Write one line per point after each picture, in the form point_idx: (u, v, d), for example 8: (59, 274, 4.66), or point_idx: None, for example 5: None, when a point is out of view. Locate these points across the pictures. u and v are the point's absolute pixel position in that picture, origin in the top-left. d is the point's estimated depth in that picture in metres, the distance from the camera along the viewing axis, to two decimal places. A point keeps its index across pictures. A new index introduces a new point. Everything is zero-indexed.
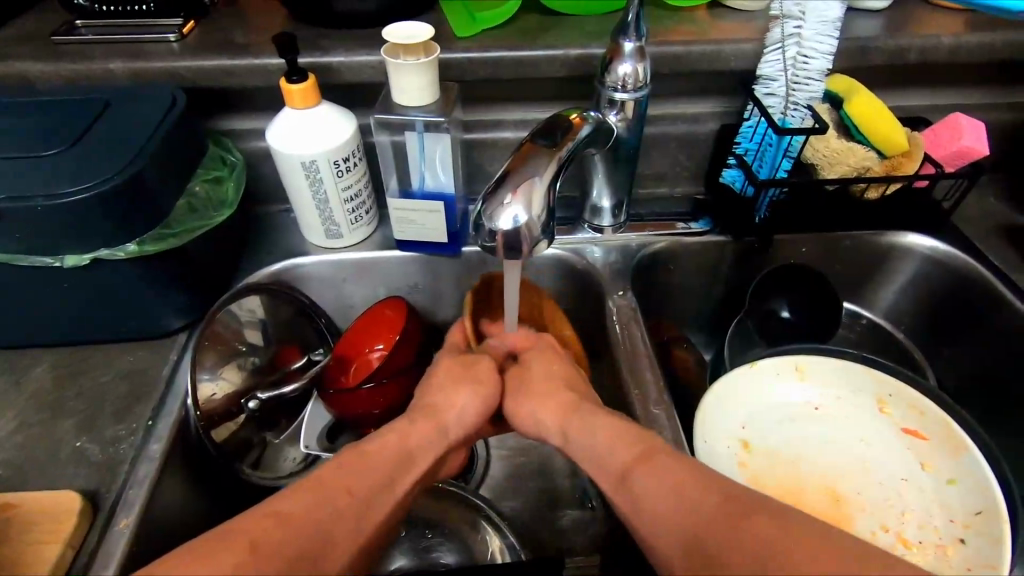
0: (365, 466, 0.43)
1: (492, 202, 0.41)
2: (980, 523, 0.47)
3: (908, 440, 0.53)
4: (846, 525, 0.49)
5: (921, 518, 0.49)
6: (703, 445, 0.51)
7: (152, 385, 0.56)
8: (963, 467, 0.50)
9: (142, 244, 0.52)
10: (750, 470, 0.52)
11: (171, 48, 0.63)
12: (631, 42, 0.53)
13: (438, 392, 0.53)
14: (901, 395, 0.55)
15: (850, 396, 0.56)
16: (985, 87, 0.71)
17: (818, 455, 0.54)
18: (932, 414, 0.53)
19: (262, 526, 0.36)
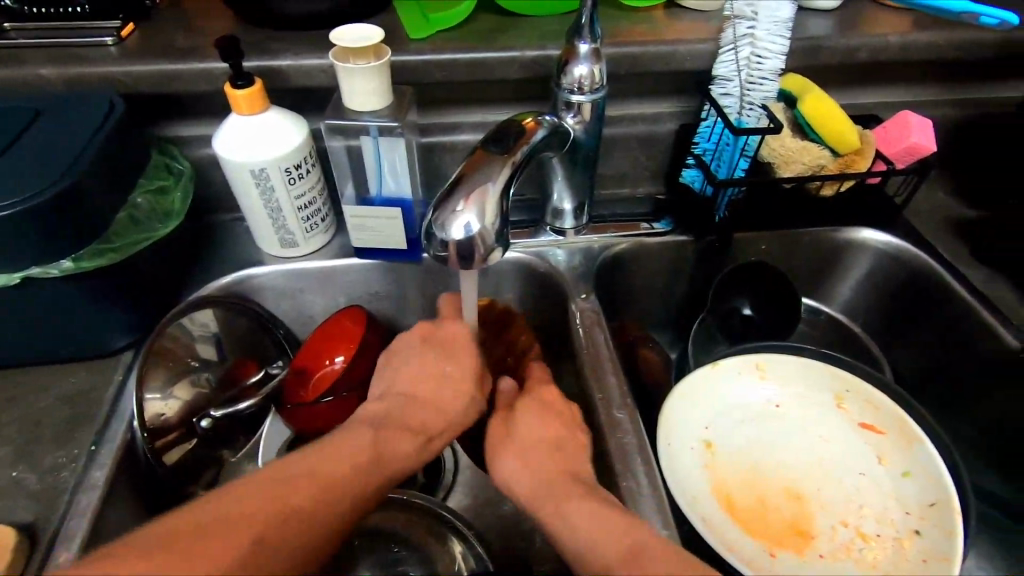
0: (365, 468, 0.42)
1: (444, 211, 0.40)
2: (935, 514, 0.48)
3: (865, 434, 0.54)
4: (806, 522, 0.50)
5: (877, 511, 0.50)
6: (664, 450, 0.51)
7: (96, 407, 0.54)
8: (917, 459, 0.51)
9: (77, 261, 0.50)
10: (713, 471, 0.52)
11: (108, 52, 0.60)
12: (585, 43, 0.53)
13: (438, 394, 0.50)
14: (857, 390, 0.56)
15: (808, 394, 0.57)
16: (932, 84, 0.73)
17: (779, 453, 0.54)
18: (886, 408, 0.54)
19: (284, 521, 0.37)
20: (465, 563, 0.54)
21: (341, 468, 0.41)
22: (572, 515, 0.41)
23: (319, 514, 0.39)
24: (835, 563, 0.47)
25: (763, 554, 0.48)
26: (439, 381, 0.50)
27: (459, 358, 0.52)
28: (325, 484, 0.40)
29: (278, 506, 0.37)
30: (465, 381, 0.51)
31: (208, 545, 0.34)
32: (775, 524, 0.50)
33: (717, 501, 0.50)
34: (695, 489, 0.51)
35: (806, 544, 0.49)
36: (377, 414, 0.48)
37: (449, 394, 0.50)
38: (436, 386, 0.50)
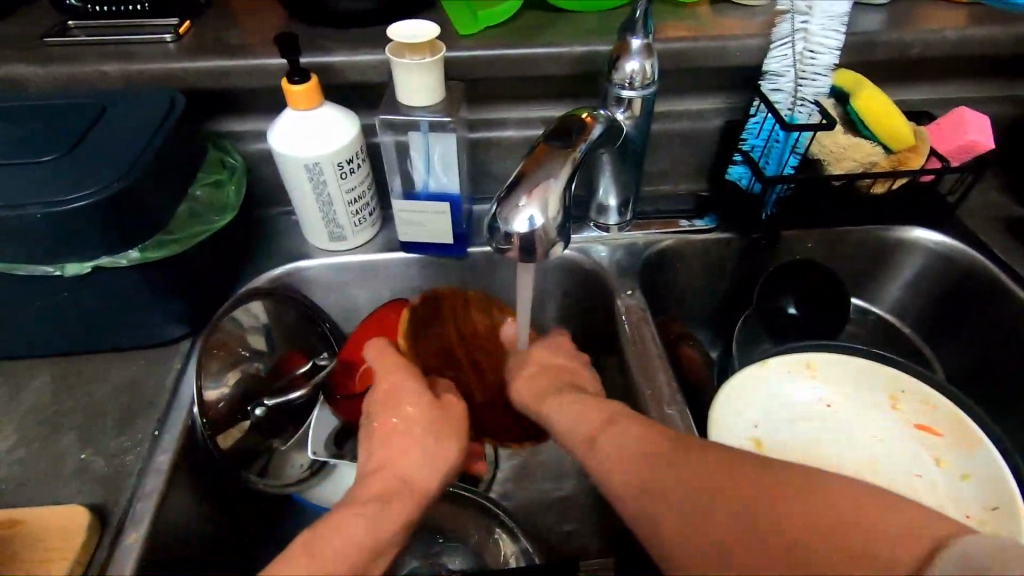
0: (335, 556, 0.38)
1: (507, 205, 0.40)
2: (998, 518, 0.47)
3: (920, 435, 0.53)
4: None
5: (937, 514, 0.49)
6: None
7: (157, 394, 0.56)
8: (975, 462, 0.50)
9: (143, 252, 0.51)
10: None
11: (166, 49, 0.61)
12: (638, 39, 0.53)
13: (402, 441, 0.47)
14: (913, 390, 0.55)
15: (860, 394, 0.56)
16: (988, 80, 0.71)
17: (830, 454, 0.53)
18: (944, 409, 0.53)
19: None
20: (511, 556, 0.54)
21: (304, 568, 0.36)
22: (552, 405, 0.48)
23: None
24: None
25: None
26: (399, 428, 0.48)
27: (411, 396, 0.49)
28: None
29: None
30: (425, 405, 0.49)
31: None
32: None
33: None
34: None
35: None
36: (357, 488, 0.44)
37: (413, 436, 0.47)
38: (402, 441, 0.47)
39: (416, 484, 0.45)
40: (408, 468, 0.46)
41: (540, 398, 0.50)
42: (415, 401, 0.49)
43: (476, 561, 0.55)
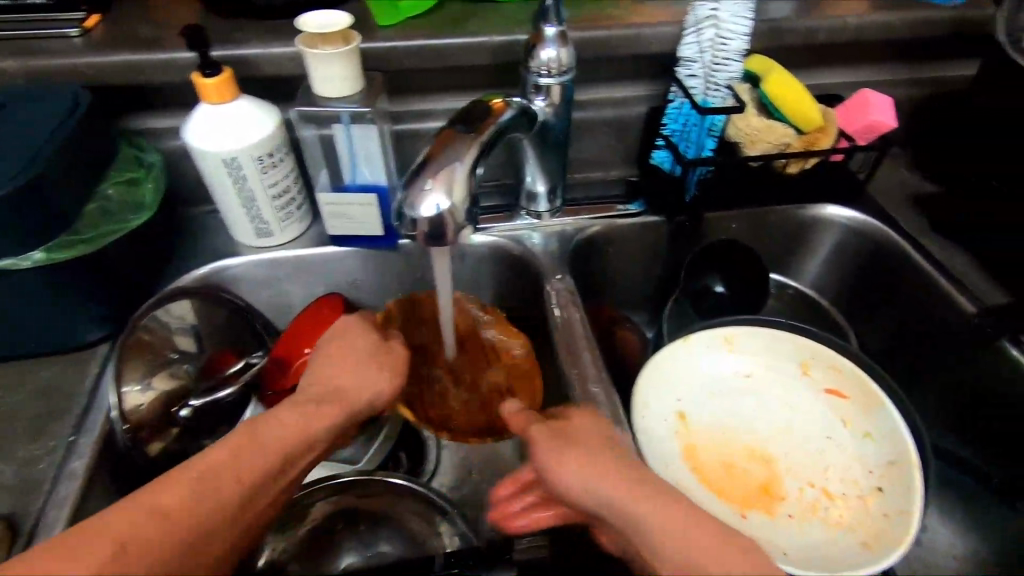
0: (254, 464, 0.38)
1: (412, 191, 0.41)
2: (894, 471, 0.51)
3: (829, 398, 0.56)
4: (776, 486, 0.53)
5: (842, 472, 0.53)
6: (640, 423, 0.53)
7: (71, 400, 0.54)
8: (877, 421, 0.54)
9: (49, 252, 0.50)
10: (687, 442, 0.54)
11: (73, 43, 0.59)
12: (552, 26, 0.54)
13: (344, 371, 0.48)
14: (821, 356, 0.57)
15: (775, 364, 0.59)
16: (893, 64, 0.75)
17: (747, 422, 0.56)
18: (849, 372, 0.56)
19: (140, 526, 0.32)
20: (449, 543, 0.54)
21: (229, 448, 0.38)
22: (570, 461, 0.44)
23: (177, 524, 0.33)
24: (802, 522, 0.50)
25: (734, 515, 0.50)
26: (335, 360, 0.49)
27: (354, 340, 0.51)
28: (223, 470, 0.36)
29: (177, 496, 0.34)
30: (365, 357, 0.49)
31: (102, 545, 0.31)
32: (744, 488, 0.52)
33: (690, 470, 0.52)
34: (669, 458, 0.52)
35: (774, 505, 0.51)
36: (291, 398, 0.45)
37: (354, 367, 0.48)
38: (336, 364, 0.48)
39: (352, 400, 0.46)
40: (341, 381, 0.47)
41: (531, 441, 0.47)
42: (356, 345, 0.50)
43: (414, 549, 0.55)
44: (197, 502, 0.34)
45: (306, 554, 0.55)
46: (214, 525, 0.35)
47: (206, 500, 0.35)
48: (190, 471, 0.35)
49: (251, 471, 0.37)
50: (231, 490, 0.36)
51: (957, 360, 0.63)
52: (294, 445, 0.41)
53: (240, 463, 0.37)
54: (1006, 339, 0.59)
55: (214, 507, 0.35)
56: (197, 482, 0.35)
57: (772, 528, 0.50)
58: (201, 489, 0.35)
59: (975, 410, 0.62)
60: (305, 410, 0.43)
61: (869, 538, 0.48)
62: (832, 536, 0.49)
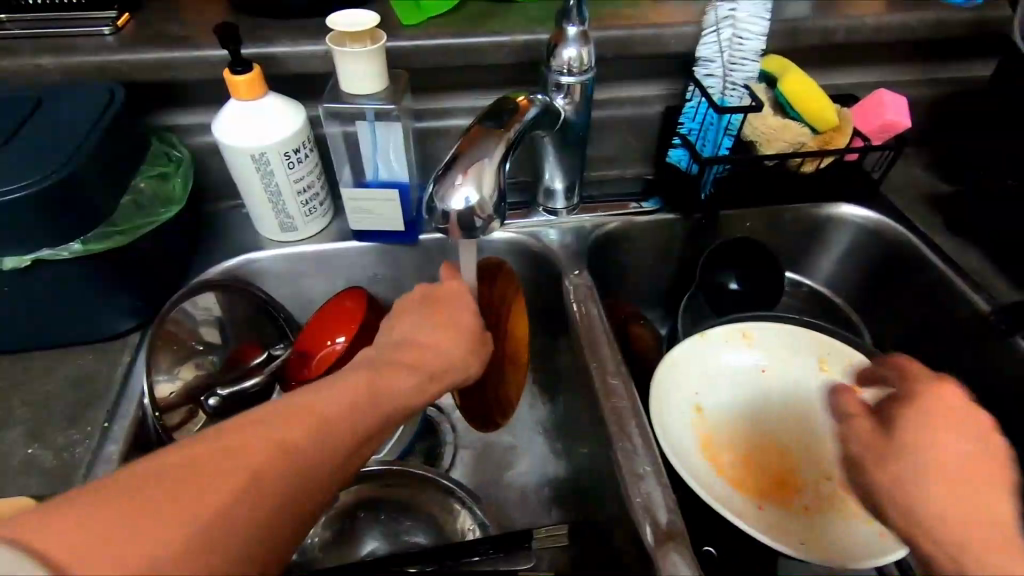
0: (350, 416, 0.35)
1: (443, 185, 0.43)
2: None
3: None
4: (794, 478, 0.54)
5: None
6: (658, 413, 0.54)
7: (104, 388, 0.56)
8: None
9: (85, 243, 0.51)
10: (705, 434, 0.55)
11: (105, 41, 0.61)
12: (574, 26, 0.55)
13: (426, 341, 0.45)
14: (837, 353, 0.59)
15: (792, 359, 0.60)
16: (908, 64, 0.75)
17: (765, 415, 0.57)
18: (864, 367, 0.57)
19: (239, 467, 0.29)
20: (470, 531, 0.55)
21: (311, 399, 0.35)
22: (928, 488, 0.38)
23: (274, 474, 0.30)
24: (819, 512, 0.51)
25: (752, 505, 0.51)
26: (420, 326, 0.46)
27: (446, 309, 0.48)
28: (314, 432, 0.33)
29: (264, 449, 0.30)
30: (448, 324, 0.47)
31: (176, 498, 0.27)
32: (761, 479, 0.53)
33: (708, 460, 0.54)
34: (688, 449, 0.53)
35: (791, 496, 0.53)
36: (370, 358, 0.42)
37: (444, 334, 0.46)
38: (418, 330, 0.46)
39: (436, 370, 0.43)
40: (424, 350, 0.44)
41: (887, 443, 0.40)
42: (447, 315, 0.47)
43: (436, 536, 0.56)
44: (281, 458, 0.31)
45: (333, 537, 0.57)
46: (307, 481, 0.32)
47: (290, 461, 0.31)
48: (283, 413, 0.33)
49: (335, 434, 0.34)
50: (321, 449, 0.33)
51: (972, 356, 0.63)
52: (380, 410, 0.37)
53: (328, 423, 0.34)
54: (1019, 336, 0.59)
55: (298, 469, 0.31)
56: (281, 433, 0.32)
57: (788, 517, 0.51)
58: (286, 446, 0.31)
59: (987, 407, 0.63)
60: (391, 374, 0.40)
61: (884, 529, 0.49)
62: (848, 526, 0.50)
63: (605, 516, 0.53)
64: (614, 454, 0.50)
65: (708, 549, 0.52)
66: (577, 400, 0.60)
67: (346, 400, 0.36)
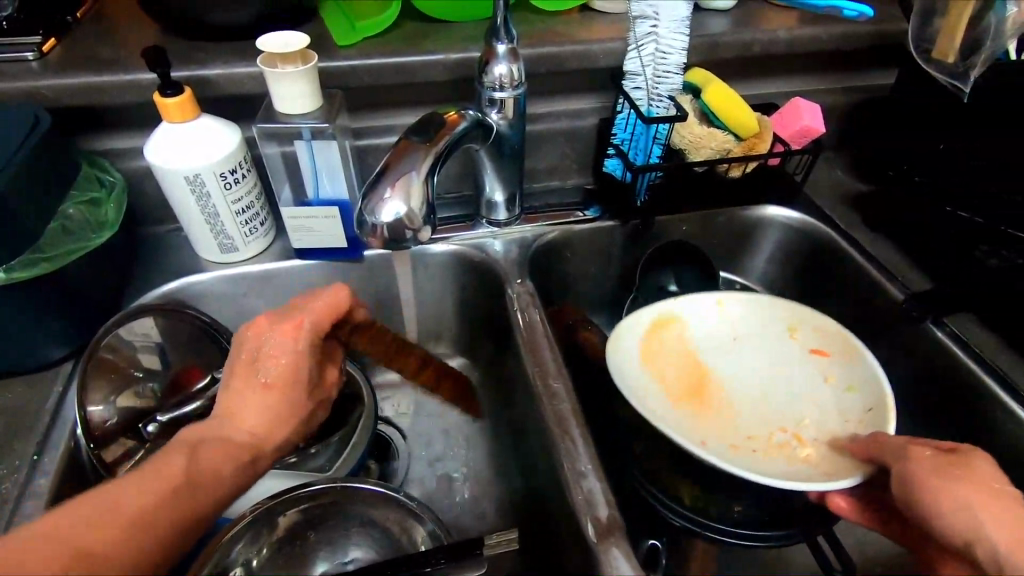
0: (179, 482, 0.38)
1: (373, 198, 0.45)
2: (869, 417, 0.56)
3: (815, 358, 0.63)
4: (750, 428, 0.59)
5: (819, 420, 0.59)
6: (617, 355, 0.60)
7: (33, 420, 0.54)
8: (858, 374, 0.60)
9: (8, 269, 0.50)
10: (670, 384, 0.61)
11: (30, 67, 0.60)
12: (503, 44, 0.57)
13: (256, 409, 0.46)
14: (808, 321, 0.65)
15: (764, 327, 0.66)
16: (823, 74, 0.81)
17: (734, 377, 0.64)
18: (832, 332, 0.63)
19: (57, 550, 0.33)
20: (421, 540, 0.55)
21: (129, 480, 0.37)
22: (989, 503, 0.43)
23: (93, 552, 0.33)
24: (770, 458, 0.56)
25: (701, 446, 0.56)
26: (243, 392, 0.46)
27: (274, 370, 0.48)
28: (129, 514, 0.35)
29: (69, 543, 0.33)
30: (280, 389, 0.47)
31: None
32: (713, 423, 0.60)
33: (666, 405, 0.59)
34: (651, 394, 0.59)
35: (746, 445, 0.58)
36: (196, 430, 0.43)
37: (269, 397, 0.46)
38: (241, 391, 0.46)
39: (255, 437, 0.44)
40: (245, 422, 0.45)
41: (972, 462, 0.46)
42: (272, 372, 0.48)
43: (389, 545, 0.57)
44: (89, 549, 0.33)
45: (278, 557, 0.56)
46: (135, 544, 0.35)
47: (106, 544, 0.34)
48: (99, 491, 0.36)
49: (160, 505, 0.36)
50: (145, 512, 0.36)
51: (891, 344, 0.68)
52: (204, 475, 0.39)
53: (143, 513, 0.35)
54: (930, 321, 0.64)
55: (118, 546, 0.34)
56: (84, 529, 0.34)
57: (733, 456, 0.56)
58: (91, 538, 0.34)
59: (909, 393, 0.67)
60: (213, 442, 0.42)
61: (828, 472, 0.53)
62: (794, 467, 0.55)
63: (550, 519, 0.55)
64: (557, 454, 0.51)
65: (650, 543, 0.57)
66: (522, 406, 0.61)
67: (160, 476, 0.37)
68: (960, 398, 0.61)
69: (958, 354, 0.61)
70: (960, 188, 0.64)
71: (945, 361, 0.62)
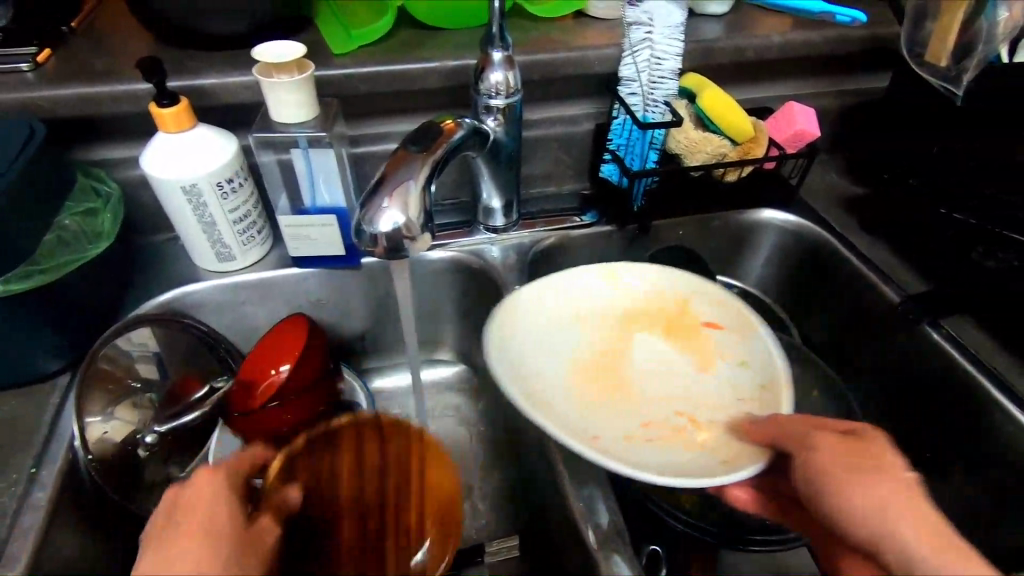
0: None
1: (370, 208, 0.45)
2: (765, 395, 0.54)
3: (709, 331, 0.61)
4: (644, 407, 0.56)
5: (715, 402, 0.56)
6: (501, 331, 0.56)
7: (32, 433, 0.54)
8: (753, 349, 0.58)
9: (6, 283, 0.50)
10: (565, 361, 0.59)
11: (24, 78, 0.60)
12: (498, 51, 0.57)
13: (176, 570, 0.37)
14: (706, 294, 0.63)
15: (652, 303, 0.64)
16: (817, 78, 0.81)
17: (628, 353, 0.61)
18: (732, 305, 0.61)
19: None
20: None
21: None
22: (886, 489, 0.38)
23: None
24: (662, 441, 0.52)
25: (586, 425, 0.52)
26: (155, 565, 0.38)
27: (191, 517, 0.41)
28: None
29: None
30: (199, 539, 0.39)
31: None
32: (603, 400, 0.56)
33: (555, 384, 0.56)
34: (543, 372, 0.56)
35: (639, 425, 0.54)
36: None
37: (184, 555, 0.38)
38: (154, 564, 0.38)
39: None
40: None
41: (877, 445, 0.41)
42: (187, 523, 0.40)
43: None
44: None
45: None
46: None
47: None
48: None
49: None
50: None
51: (887, 346, 0.68)
52: None
53: None
54: (927, 323, 0.64)
55: None
56: None
57: (629, 442, 0.51)
58: None
59: (905, 395, 0.67)
60: None
61: (727, 458, 0.49)
62: (692, 455, 0.50)
63: (551, 525, 0.55)
64: (557, 461, 0.51)
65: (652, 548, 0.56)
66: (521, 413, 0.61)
67: None
68: (957, 399, 0.61)
69: (955, 356, 0.61)
70: (959, 189, 0.63)
71: (942, 362, 0.62)
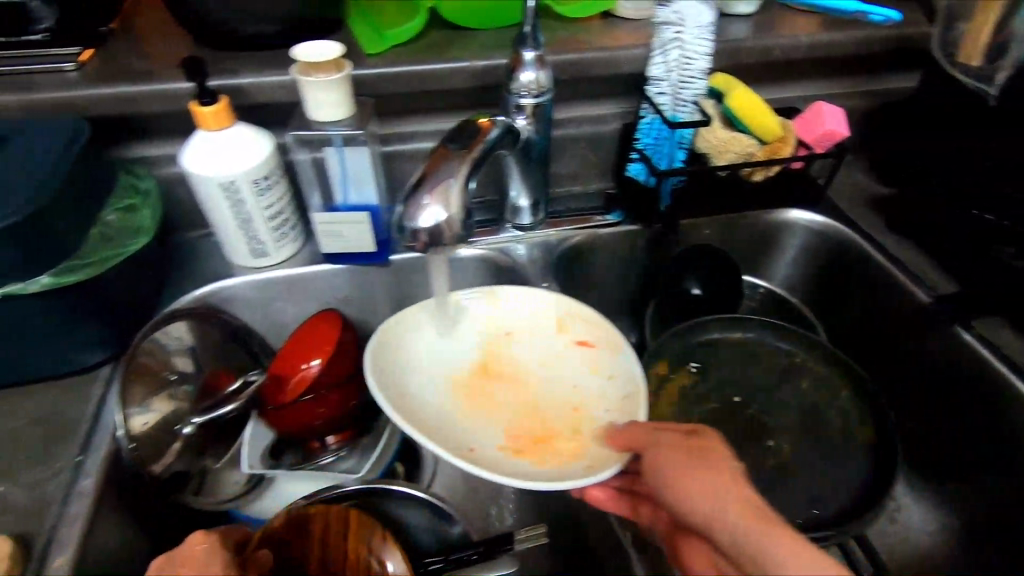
0: None
1: (412, 205, 0.46)
2: (627, 404, 0.54)
3: (579, 349, 0.61)
4: (520, 425, 0.56)
5: (588, 413, 0.56)
6: (383, 349, 0.56)
7: (76, 423, 0.55)
8: (619, 363, 0.58)
9: (55, 275, 0.52)
10: (445, 381, 0.59)
11: (68, 78, 0.61)
12: (530, 50, 0.57)
13: None
14: (574, 314, 0.62)
15: (538, 321, 0.63)
16: (844, 78, 0.81)
17: (508, 371, 0.61)
18: (599, 324, 0.61)
19: None
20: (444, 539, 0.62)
21: None
22: (697, 483, 0.40)
23: None
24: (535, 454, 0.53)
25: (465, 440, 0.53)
26: None
27: None
28: None
29: None
30: None
31: None
32: (484, 418, 0.57)
33: (435, 402, 0.56)
34: (426, 391, 0.57)
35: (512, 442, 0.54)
36: None
37: None
38: None
39: None
40: None
41: (704, 441, 0.42)
42: None
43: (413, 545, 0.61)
44: None
45: None
46: None
47: None
48: None
49: None
50: None
51: (915, 346, 0.68)
52: None
53: None
54: (958, 324, 0.63)
55: None
56: None
57: (500, 458, 0.52)
58: None
59: (933, 395, 0.67)
60: None
61: (592, 464, 0.50)
62: (562, 465, 0.51)
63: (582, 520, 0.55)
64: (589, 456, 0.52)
65: None
66: None
67: None
68: (987, 399, 0.61)
69: (986, 356, 0.61)
70: (975, 189, 0.63)
71: (972, 362, 0.62)
